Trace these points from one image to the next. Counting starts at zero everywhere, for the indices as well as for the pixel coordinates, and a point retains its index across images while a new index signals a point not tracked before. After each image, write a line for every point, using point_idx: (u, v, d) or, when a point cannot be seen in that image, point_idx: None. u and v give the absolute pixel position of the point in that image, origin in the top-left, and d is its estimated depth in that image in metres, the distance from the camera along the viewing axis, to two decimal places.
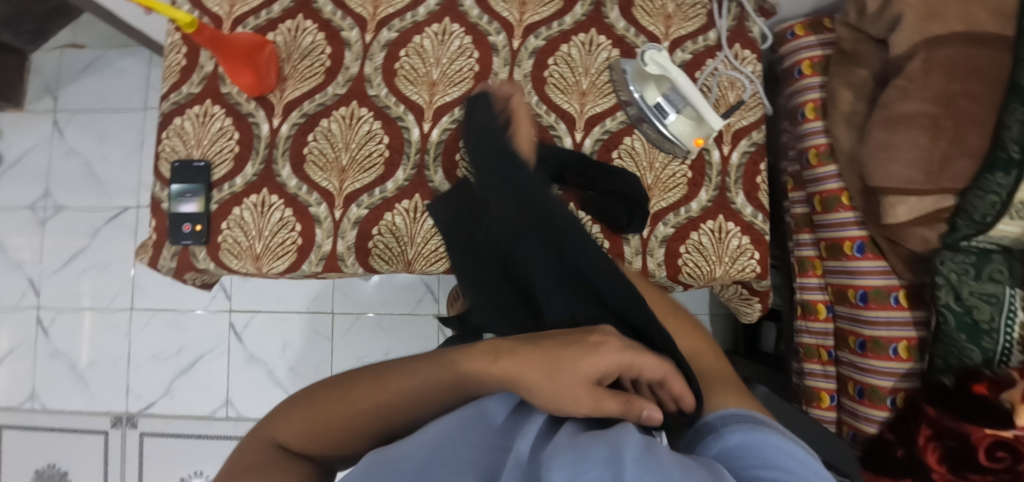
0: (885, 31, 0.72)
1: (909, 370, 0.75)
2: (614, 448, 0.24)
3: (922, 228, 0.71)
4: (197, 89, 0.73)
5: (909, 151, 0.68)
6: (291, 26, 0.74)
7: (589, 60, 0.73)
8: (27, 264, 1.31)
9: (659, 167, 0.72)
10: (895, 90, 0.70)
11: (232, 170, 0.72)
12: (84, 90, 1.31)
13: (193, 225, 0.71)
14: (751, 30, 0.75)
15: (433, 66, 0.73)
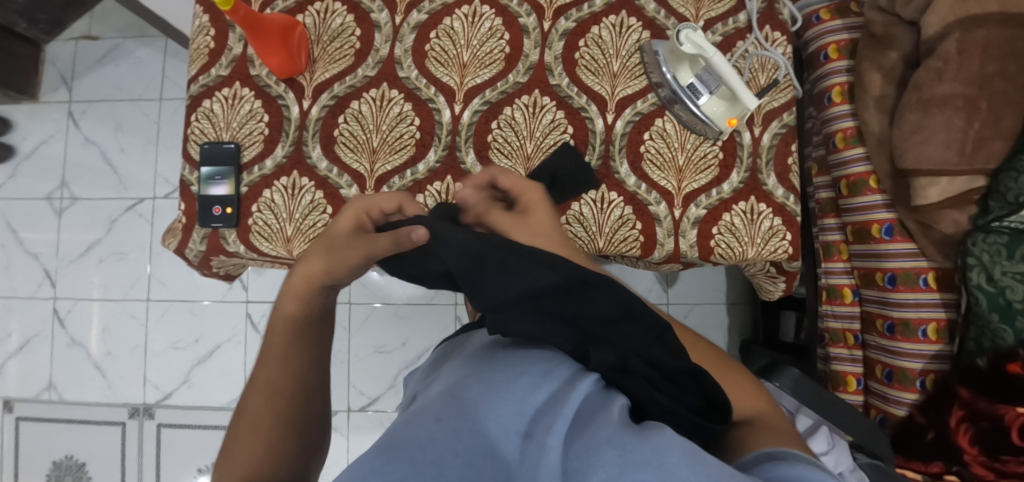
0: (917, 12, 0.72)
1: (939, 352, 0.75)
2: (656, 452, 0.27)
3: (953, 210, 0.71)
4: (226, 71, 0.73)
5: (943, 132, 0.68)
6: (320, 8, 0.73)
7: (619, 42, 0.73)
8: (43, 255, 1.30)
9: (691, 148, 0.72)
10: (928, 71, 0.70)
11: (262, 152, 0.72)
12: (99, 80, 1.30)
13: (224, 207, 0.70)
14: (781, 12, 0.75)
15: (464, 48, 0.73)
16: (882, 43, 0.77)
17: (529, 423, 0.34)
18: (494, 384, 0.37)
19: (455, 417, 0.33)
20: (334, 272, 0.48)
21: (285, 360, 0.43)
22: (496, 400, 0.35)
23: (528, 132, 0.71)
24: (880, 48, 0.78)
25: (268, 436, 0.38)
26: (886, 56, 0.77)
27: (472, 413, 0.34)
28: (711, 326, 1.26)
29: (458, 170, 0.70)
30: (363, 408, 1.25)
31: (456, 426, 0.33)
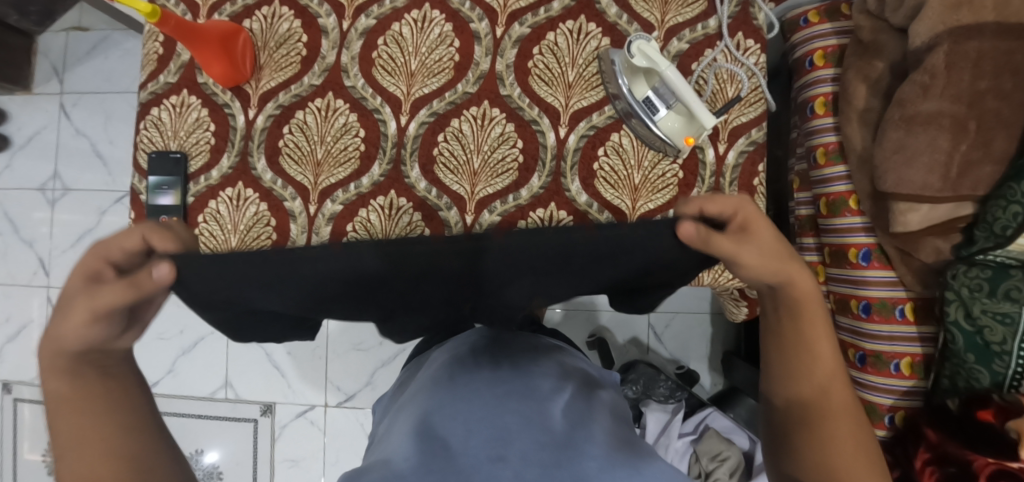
0: (907, 19, 0.65)
1: (912, 389, 0.70)
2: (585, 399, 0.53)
3: (934, 238, 0.66)
4: (173, 78, 0.71)
5: (925, 154, 0.62)
6: (267, 13, 0.71)
7: (577, 49, 0.69)
8: (38, 243, 1.35)
9: (648, 166, 0.67)
10: (913, 86, 0.63)
11: (208, 162, 0.71)
12: (88, 71, 1.31)
13: (170, 217, 0.70)
14: (757, 17, 0.69)
15: (412, 56, 0.70)
16: (870, 50, 0.71)
17: (499, 429, 0.44)
18: (471, 421, 0.45)
19: (432, 458, 0.41)
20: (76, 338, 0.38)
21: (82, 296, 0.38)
22: (473, 436, 0.44)
23: (475, 146, 0.69)
24: (867, 56, 0.71)
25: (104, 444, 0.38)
26: (873, 64, 0.70)
27: (456, 426, 0.45)
28: (693, 337, 1.21)
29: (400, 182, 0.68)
30: (340, 402, 1.27)
31: (453, 456, 0.41)
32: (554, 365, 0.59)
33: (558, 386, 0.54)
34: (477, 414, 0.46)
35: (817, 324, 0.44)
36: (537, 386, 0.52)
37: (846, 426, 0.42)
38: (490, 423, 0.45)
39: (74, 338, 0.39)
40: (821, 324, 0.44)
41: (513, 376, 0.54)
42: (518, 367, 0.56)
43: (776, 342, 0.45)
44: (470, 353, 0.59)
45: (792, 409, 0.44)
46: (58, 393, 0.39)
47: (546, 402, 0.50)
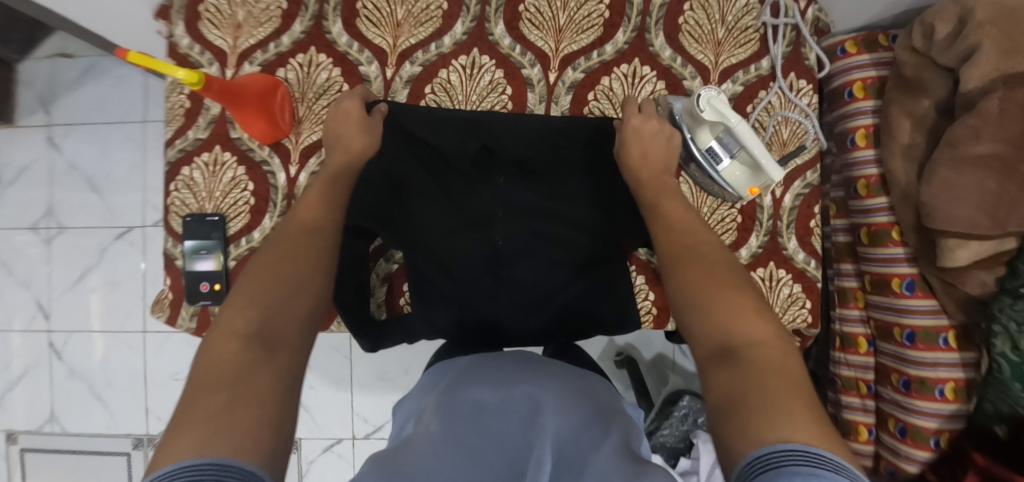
0: (957, 61, 0.65)
1: (955, 412, 0.74)
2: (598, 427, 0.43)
3: (981, 271, 0.67)
4: (204, 134, 0.67)
5: (975, 194, 0.63)
6: (303, 61, 0.67)
7: (632, 94, 0.67)
8: (37, 285, 1.26)
9: (707, 212, 0.68)
10: (965, 127, 0.64)
11: (249, 223, 0.67)
12: (76, 100, 1.22)
13: (212, 283, 0.66)
14: (808, 57, 0.68)
15: (462, 105, 0.67)
16: (914, 87, 0.71)
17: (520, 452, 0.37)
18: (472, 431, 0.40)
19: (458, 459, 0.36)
20: (243, 326, 0.37)
21: (280, 274, 0.42)
22: (479, 449, 0.38)
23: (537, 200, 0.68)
24: (912, 92, 0.72)
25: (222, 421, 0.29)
26: (919, 102, 0.71)
27: (472, 437, 0.39)
28: None
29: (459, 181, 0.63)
30: (367, 434, 1.25)
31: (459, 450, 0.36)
32: (568, 385, 0.51)
33: (573, 405, 0.45)
34: (498, 431, 0.40)
35: (727, 291, 0.43)
36: (545, 395, 0.45)
37: (774, 354, 0.37)
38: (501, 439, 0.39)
39: (221, 371, 0.33)
40: (748, 302, 0.42)
41: (521, 388, 0.47)
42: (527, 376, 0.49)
43: (697, 312, 0.43)
44: (481, 360, 0.54)
45: (710, 350, 0.40)
46: (182, 445, 0.26)
47: (559, 422, 0.41)
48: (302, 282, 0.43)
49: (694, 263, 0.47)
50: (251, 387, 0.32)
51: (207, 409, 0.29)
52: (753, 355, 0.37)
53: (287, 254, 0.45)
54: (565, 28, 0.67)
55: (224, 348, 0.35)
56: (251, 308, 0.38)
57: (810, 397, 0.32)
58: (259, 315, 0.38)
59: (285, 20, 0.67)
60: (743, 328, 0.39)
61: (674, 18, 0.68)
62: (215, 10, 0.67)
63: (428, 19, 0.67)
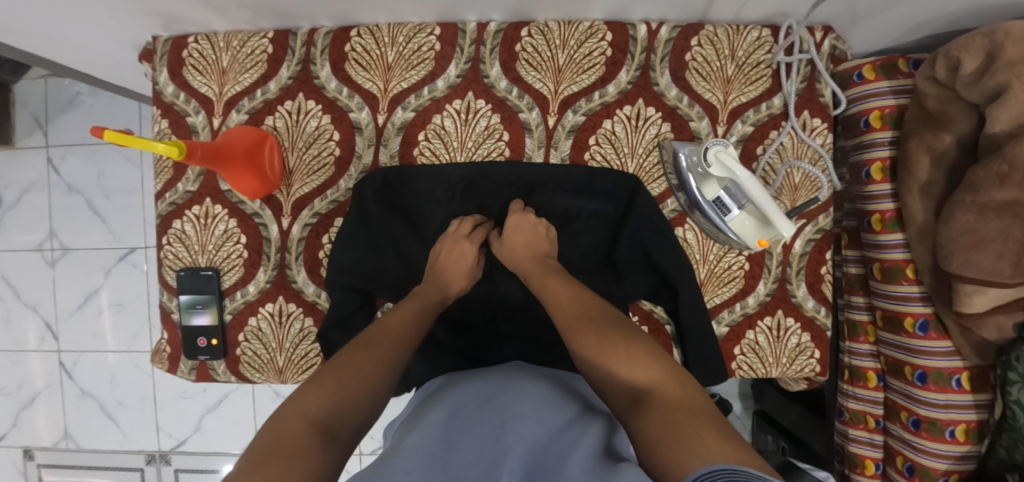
0: (983, 98, 0.60)
1: (966, 454, 0.72)
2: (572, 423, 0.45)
3: (999, 315, 0.63)
4: (193, 186, 0.65)
5: (996, 241, 0.59)
6: (291, 108, 0.64)
7: (635, 138, 0.64)
8: (43, 307, 1.27)
9: (714, 259, 0.65)
10: (988, 171, 0.59)
11: (243, 277, 0.65)
12: (74, 121, 1.21)
13: (208, 338, 0.65)
14: (824, 93, 0.64)
15: (457, 152, 0.64)
16: (936, 121, 0.67)
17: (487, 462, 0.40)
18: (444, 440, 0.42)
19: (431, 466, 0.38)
20: (320, 406, 0.39)
21: (364, 362, 0.45)
22: (451, 458, 0.40)
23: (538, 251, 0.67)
24: (933, 126, 0.67)
25: (286, 468, 0.32)
26: (939, 136, 0.66)
27: (446, 447, 0.41)
28: None
29: (460, 236, 0.64)
30: (374, 451, 1.20)
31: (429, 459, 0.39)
32: (548, 384, 0.53)
33: (546, 404, 0.48)
34: (475, 443, 0.43)
35: (615, 347, 0.46)
36: (517, 403, 0.47)
37: (671, 391, 0.41)
38: (470, 451, 0.42)
39: (282, 433, 0.36)
40: (637, 349, 0.46)
41: (500, 395, 0.50)
42: (505, 383, 0.52)
43: (598, 367, 0.46)
44: (460, 378, 0.57)
45: (624, 400, 0.43)
46: None
47: (532, 426, 0.44)
48: (377, 376, 0.45)
49: (590, 323, 0.49)
50: (301, 456, 0.33)
51: (260, 474, 0.31)
52: (662, 397, 0.40)
53: (367, 341, 0.49)
54: (565, 68, 0.63)
55: (292, 424, 0.37)
56: (324, 391, 0.41)
57: (710, 423, 0.37)
58: (332, 397, 0.41)
59: (271, 65, 0.64)
60: (645, 377, 0.43)
61: (681, 54, 0.63)
62: (199, 56, 0.65)
63: (420, 61, 0.63)
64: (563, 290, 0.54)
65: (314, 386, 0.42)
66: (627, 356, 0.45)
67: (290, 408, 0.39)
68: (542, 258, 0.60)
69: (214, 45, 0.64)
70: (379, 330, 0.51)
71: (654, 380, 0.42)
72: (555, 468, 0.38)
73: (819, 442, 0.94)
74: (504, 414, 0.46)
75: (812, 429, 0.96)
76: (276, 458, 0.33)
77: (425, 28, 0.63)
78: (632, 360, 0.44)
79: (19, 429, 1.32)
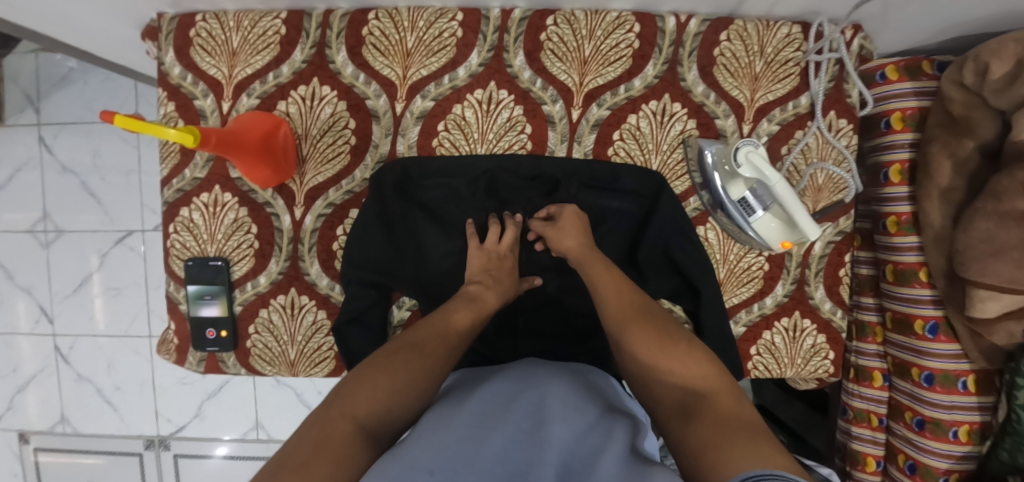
0: (1011, 106, 0.60)
1: (967, 454, 0.73)
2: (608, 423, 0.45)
3: (1010, 322, 0.64)
4: (202, 173, 0.63)
5: (1015, 250, 0.59)
6: (306, 93, 0.62)
7: (660, 134, 0.63)
8: (36, 290, 1.24)
9: (734, 259, 0.65)
10: (1013, 180, 0.58)
11: (254, 268, 0.64)
12: (66, 97, 1.16)
13: (218, 330, 0.64)
14: (851, 94, 0.63)
15: (478, 144, 0.63)
16: (959, 126, 0.67)
17: (516, 456, 0.39)
18: (467, 436, 0.40)
19: (461, 455, 0.37)
20: (363, 407, 0.40)
21: (409, 367, 0.45)
22: (479, 443, 0.39)
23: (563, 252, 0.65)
24: (956, 131, 0.67)
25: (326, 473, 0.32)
26: (962, 142, 0.66)
27: (473, 433, 0.40)
28: None
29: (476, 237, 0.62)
30: None
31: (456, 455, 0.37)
32: (576, 381, 0.53)
33: (580, 404, 0.47)
34: (502, 431, 0.42)
35: (669, 351, 0.47)
36: (549, 400, 0.47)
37: (726, 400, 0.42)
38: (497, 435, 0.41)
39: (323, 430, 0.36)
40: (697, 353, 0.46)
41: (525, 393, 0.48)
42: (527, 380, 0.51)
43: (652, 368, 0.47)
44: (480, 374, 0.56)
45: (672, 402, 0.44)
46: None
47: (568, 426, 0.43)
48: (417, 381, 0.44)
49: (648, 320, 0.50)
50: (342, 461, 0.34)
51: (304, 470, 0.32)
52: (715, 406, 0.41)
53: (410, 341, 0.48)
54: (591, 59, 0.61)
55: (336, 423, 0.37)
56: (369, 395, 0.41)
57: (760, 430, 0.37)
58: (375, 403, 0.41)
59: (284, 47, 0.61)
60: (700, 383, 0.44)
61: (709, 49, 0.62)
62: (207, 35, 0.61)
63: (441, 48, 0.61)
64: (613, 282, 0.54)
65: (357, 384, 0.42)
66: (680, 359, 0.46)
67: (334, 404, 0.40)
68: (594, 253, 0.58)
69: (223, 24, 0.61)
70: (424, 333, 0.50)
71: (710, 386, 0.43)
72: (591, 468, 0.38)
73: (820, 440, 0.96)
74: (535, 409, 0.45)
75: (814, 427, 0.97)
76: (317, 461, 0.33)
77: (447, 13, 0.61)
78: (685, 363, 0.45)
79: (13, 412, 1.29)
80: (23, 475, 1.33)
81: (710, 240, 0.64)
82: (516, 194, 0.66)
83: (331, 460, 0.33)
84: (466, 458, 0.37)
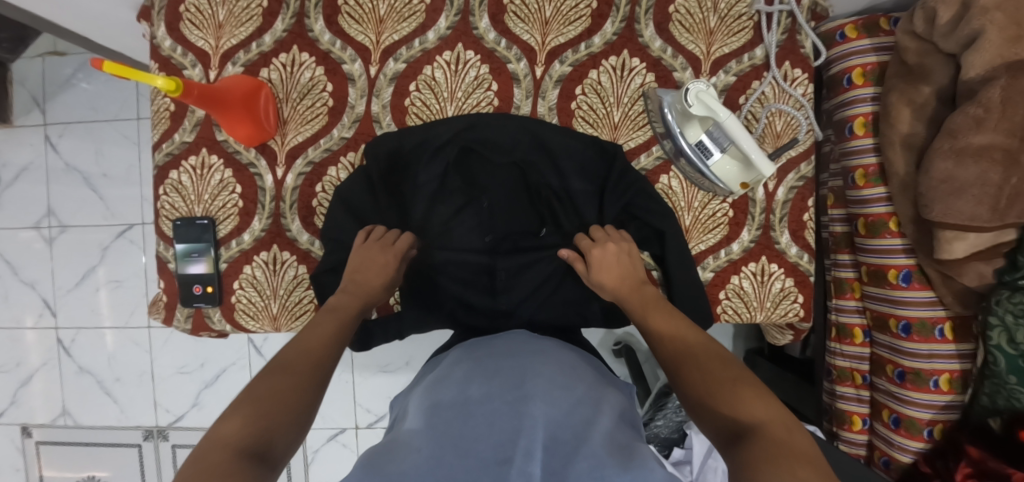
0: (959, 47, 0.62)
1: (950, 403, 0.73)
2: (580, 402, 0.46)
3: (979, 263, 0.64)
4: (190, 137, 0.67)
5: (975, 187, 0.58)
6: (286, 60, 0.66)
7: (621, 87, 0.66)
8: (41, 284, 1.29)
9: (698, 206, 0.67)
10: (965, 117, 0.59)
11: (238, 225, 0.67)
12: (72, 99, 1.23)
13: (204, 286, 0.67)
14: (804, 45, 0.66)
15: (448, 102, 0.66)
16: (916, 74, 0.68)
17: (505, 436, 0.40)
18: (454, 426, 0.41)
19: (447, 450, 0.38)
20: (243, 429, 0.36)
21: (279, 384, 0.42)
22: (463, 436, 0.40)
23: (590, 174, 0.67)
24: (912, 79, 0.68)
25: None
26: (918, 88, 0.68)
27: (461, 423, 0.42)
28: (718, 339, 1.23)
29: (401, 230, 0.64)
30: (371, 425, 1.21)
31: (441, 454, 0.37)
32: (556, 360, 0.53)
33: (562, 384, 0.48)
34: (490, 415, 0.42)
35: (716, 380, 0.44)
36: (532, 380, 0.47)
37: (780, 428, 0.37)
38: (482, 421, 0.42)
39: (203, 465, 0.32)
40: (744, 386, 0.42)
41: (510, 373, 0.49)
42: (511, 361, 0.51)
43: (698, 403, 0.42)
44: (464, 355, 0.57)
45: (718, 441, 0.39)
46: None
47: (547, 406, 0.43)
48: (295, 391, 0.41)
49: (696, 362, 0.47)
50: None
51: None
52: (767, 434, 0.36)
53: (285, 364, 0.45)
54: (552, 19, 0.65)
55: (214, 455, 0.33)
56: (245, 416, 0.37)
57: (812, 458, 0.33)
58: (252, 425, 0.37)
59: (266, 18, 0.66)
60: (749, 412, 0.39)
61: (665, 6, 0.65)
62: (195, 10, 0.66)
63: (411, 14, 0.65)
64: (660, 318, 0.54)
65: (228, 419, 0.37)
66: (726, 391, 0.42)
67: (205, 440, 0.35)
68: (640, 286, 0.60)
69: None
70: (298, 350, 0.47)
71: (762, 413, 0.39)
72: (572, 450, 0.39)
73: (807, 404, 0.95)
74: (516, 388, 0.46)
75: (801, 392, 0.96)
76: None
77: None
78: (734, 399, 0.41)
79: (17, 406, 1.32)
80: (24, 470, 1.35)
81: (674, 188, 0.67)
82: (486, 164, 0.68)
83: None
84: (458, 452, 0.38)
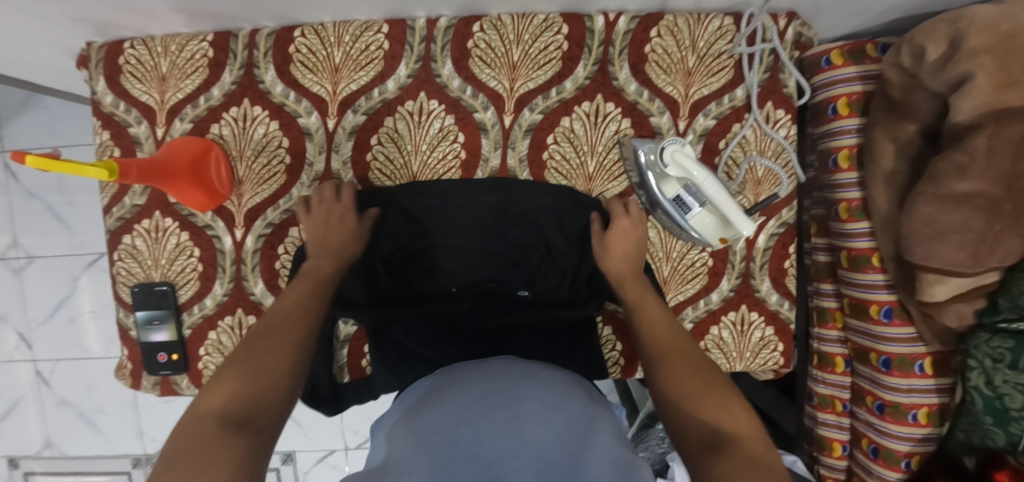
0: (947, 88, 0.55)
1: (927, 436, 0.73)
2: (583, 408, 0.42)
3: (960, 303, 0.59)
4: (141, 199, 0.63)
5: (957, 233, 0.53)
6: (237, 115, 0.62)
7: (595, 135, 0.63)
8: (14, 316, 1.25)
9: (677, 256, 0.65)
10: (950, 162, 0.53)
11: (199, 290, 0.64)
12: (28, 124, 1.17)
13: (168, 354, 0.64)
14: (786, 84, 0.62)
15: (412, 155, 0.63)
16: (901, 109, 0.64)
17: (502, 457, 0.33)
18: (444, 448, 0.35)
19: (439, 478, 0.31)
20: (237, 396, 0.39)
21: (265, 352, 0.44)
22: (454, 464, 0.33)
23: (588, 147, 0.63)
24: (897, 115, 0.64)
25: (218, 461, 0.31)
26: (904, 126, 0.64)
27: (452, 448, 0.35)
28: None
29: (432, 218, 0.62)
30: (360, 446, 1.20)
31: None
32: (553, 365, 0.48)
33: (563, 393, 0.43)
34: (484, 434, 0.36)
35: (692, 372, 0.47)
36: (528, 389, 0.42)
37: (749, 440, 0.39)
38: (475, 438, 0.36)
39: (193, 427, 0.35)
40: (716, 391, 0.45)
41: (500, 388, 0.42)
42: (505, 372, 0.45)
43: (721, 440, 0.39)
44: (449, 369, 0.50)
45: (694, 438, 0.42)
46: None
47: (543, 412, 0.39)
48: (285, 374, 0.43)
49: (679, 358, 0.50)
50: (225, 449, 0.33)
51: (182, 470, 0.30)
52: (741, 448, 0.38)
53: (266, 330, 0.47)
54: (520, 63, 0.61)
55: (203, 421, 0.35)
56: (235, 382, 0.40)
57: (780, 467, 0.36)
58: (241, 390, 0.39)
59: (213, 69, 0.61)
60: (727, 421, 0.41)
61: (640, 46, 0.61)
62: (136, 62, 0.62)
63: (368, 61, 0.61)
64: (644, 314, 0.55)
65: (217, 384, 0.40)
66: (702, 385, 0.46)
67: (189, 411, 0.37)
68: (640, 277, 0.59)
69: (151, 50, 0.61)
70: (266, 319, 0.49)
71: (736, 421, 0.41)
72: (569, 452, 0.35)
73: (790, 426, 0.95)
74: (508, 403, 0.40)
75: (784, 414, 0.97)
76: (187, 463, 0.31)
77: (372, 26, 0.60)
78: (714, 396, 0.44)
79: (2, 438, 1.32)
80: None
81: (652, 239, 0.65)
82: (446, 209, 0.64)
83: (215, 449, 0.32)
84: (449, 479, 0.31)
